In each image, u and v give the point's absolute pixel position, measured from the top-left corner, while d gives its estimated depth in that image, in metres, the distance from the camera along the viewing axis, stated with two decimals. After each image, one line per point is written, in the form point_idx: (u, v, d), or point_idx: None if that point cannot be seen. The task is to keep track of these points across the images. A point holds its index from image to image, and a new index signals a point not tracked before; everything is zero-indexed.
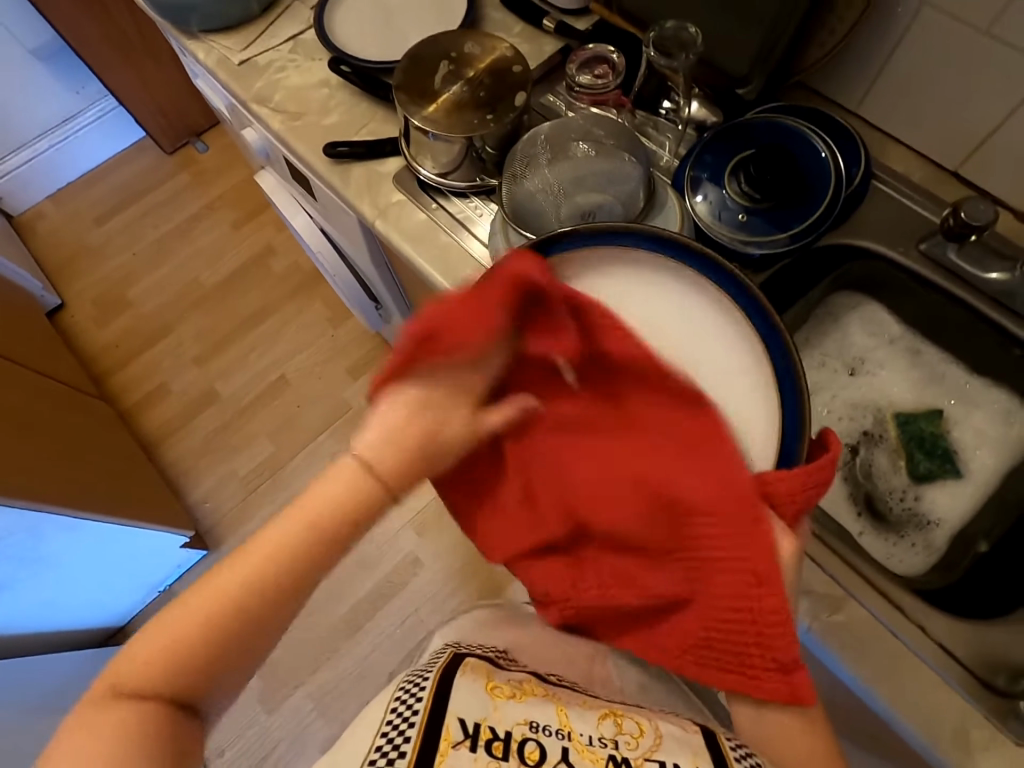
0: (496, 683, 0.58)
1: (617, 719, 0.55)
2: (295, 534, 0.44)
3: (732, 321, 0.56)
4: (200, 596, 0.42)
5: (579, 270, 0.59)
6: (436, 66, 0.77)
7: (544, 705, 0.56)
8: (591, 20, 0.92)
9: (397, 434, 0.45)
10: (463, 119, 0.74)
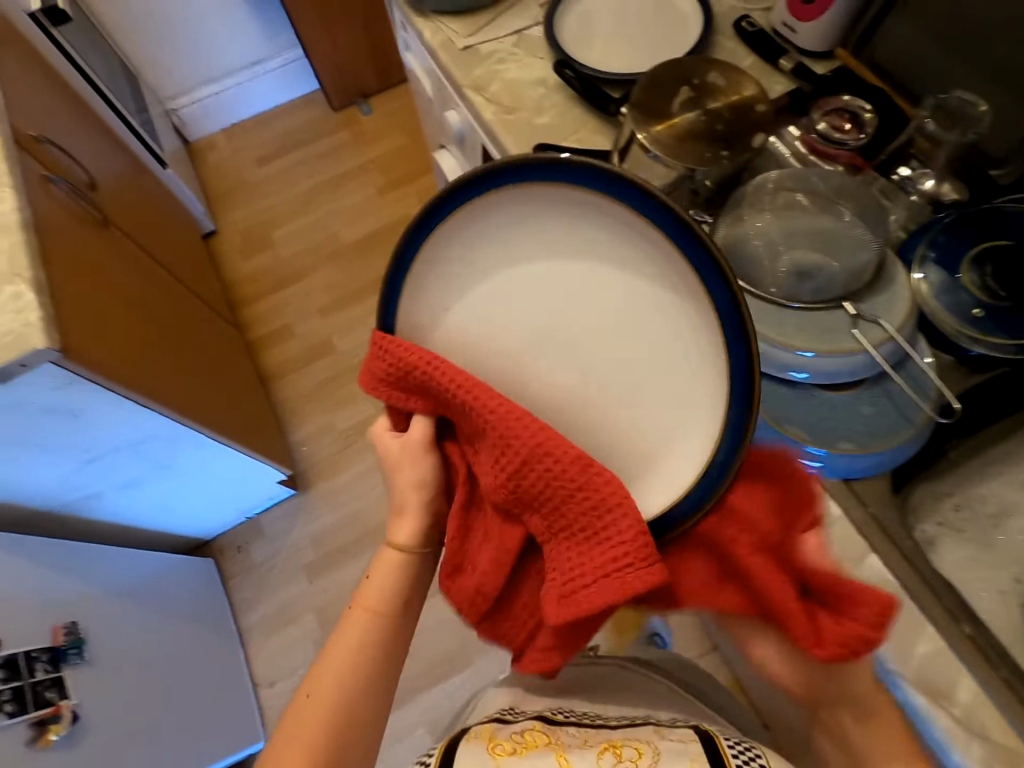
0: (498, 742, 0.60)
1: (616, 750, 0.57)
2: (361, 643, 0.65)
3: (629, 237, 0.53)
4: (288, 735, 0.61)
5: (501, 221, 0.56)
6: (677, 90, 0.75)
7: (545, 755, 0.58)
8: (832, 65, 0.88)
9: (408, 500, 0.67)
10: (692, 148, 0.72)
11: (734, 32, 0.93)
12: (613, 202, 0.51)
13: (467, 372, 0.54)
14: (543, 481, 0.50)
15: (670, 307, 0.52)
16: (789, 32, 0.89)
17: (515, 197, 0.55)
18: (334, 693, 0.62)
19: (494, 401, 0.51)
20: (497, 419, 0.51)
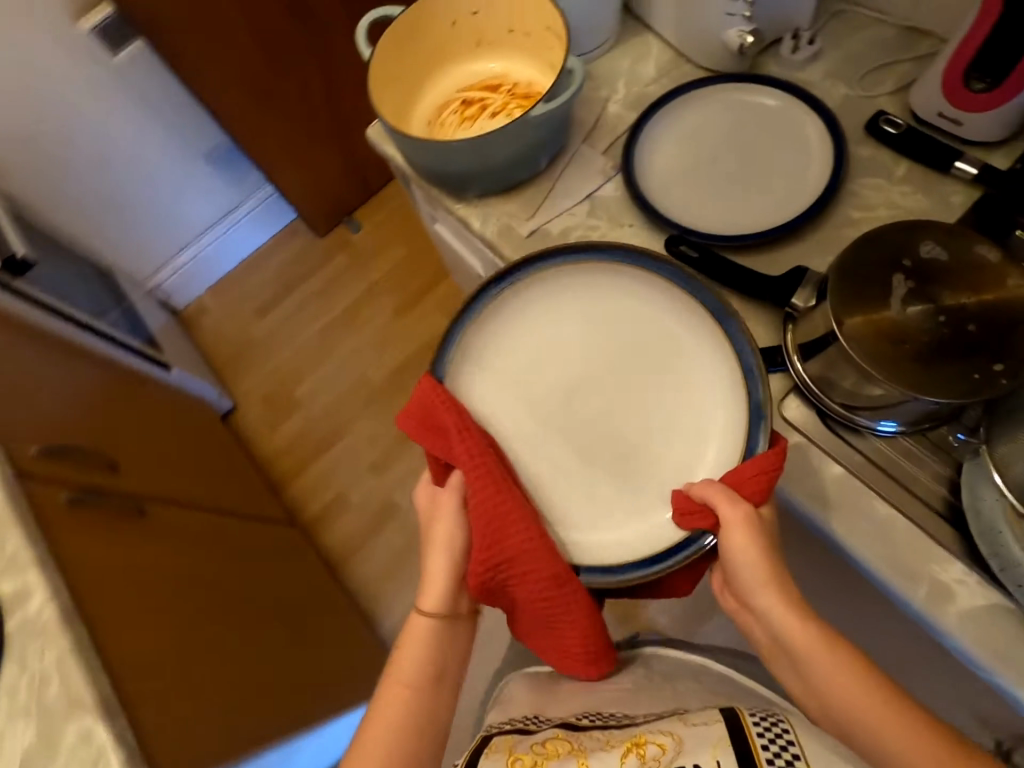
0: (519, 755, 0.68)
1: (640, 748, 0.65)
2: (398, 708, 0.61)
3: (691, 311, 0.62)
4: None
5: (551, 283, 0.65)
6: (889, 284, 0.56)
7: (567, 762, 0.66)
8: (1013, 152, 0.69)
9: (435, 547, 0.63)
10: (945, 371, 0.52)
11: (869, 134, 0.74)
12: (681, 287, 0.62)
13: (495, 481, 0.57)
14: (532, 578, 0.57)
15: (697, 369, 0.62)
16: (951, 124, 0.70)
17: (558, 275, 0.65)
18: (385, 753, 0.59)
19: (500, 493, 0.57)
20: (509, 520, 0.57)
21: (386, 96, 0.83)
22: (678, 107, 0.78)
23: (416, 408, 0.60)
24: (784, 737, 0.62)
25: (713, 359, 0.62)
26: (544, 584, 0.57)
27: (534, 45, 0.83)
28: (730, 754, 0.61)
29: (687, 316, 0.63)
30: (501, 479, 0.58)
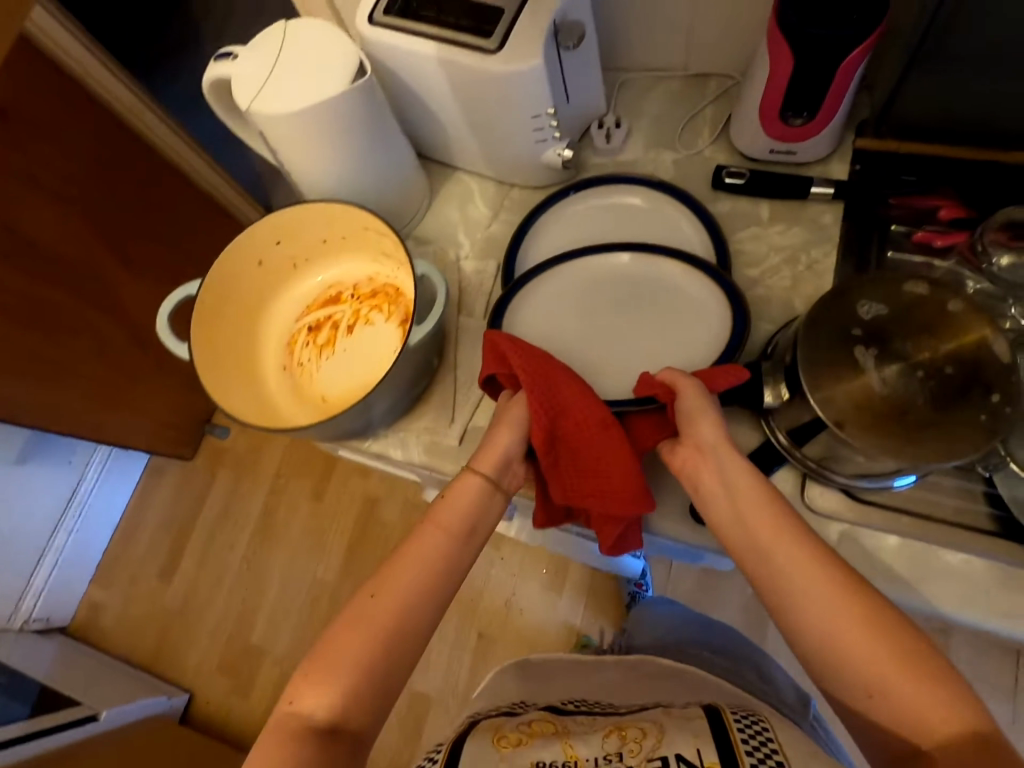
0: (505, 733, 0.61)
1: (622, 731, 0.60)
2: (412, 581, 0.58)
3: (703, 290, 0.67)
4: (340, 639, 0.55)
5: (586, 269, 0.69)
6: (855, 361, 0.53)
7: (551, 742, 0.60)
8: (847, 155, 0.71)
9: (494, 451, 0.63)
10: (955, 425, 0.50)
11: (719, 190, 0.73)
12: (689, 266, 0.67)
13: (539, 359, 0.62)
14: (580, 430, 0.62)
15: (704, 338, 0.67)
16: (786, 154, 0.71)
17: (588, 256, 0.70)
18: (405, 597, 0.57)
19: (549, 368, 0.62)
20: (557, 384, 0.62)
21: (226, 372, 0.71)
22: (531, 246, 0.74)
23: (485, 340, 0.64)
24: (765, 738, 0.56)
25: (717, 333, 0.67)
26: (591, 431, 0.61)
27: (357, 247, 0.75)
28: (712, 747, 0.55)
29: (700, 287, 0.67)
30: (546, 359, 0.63)
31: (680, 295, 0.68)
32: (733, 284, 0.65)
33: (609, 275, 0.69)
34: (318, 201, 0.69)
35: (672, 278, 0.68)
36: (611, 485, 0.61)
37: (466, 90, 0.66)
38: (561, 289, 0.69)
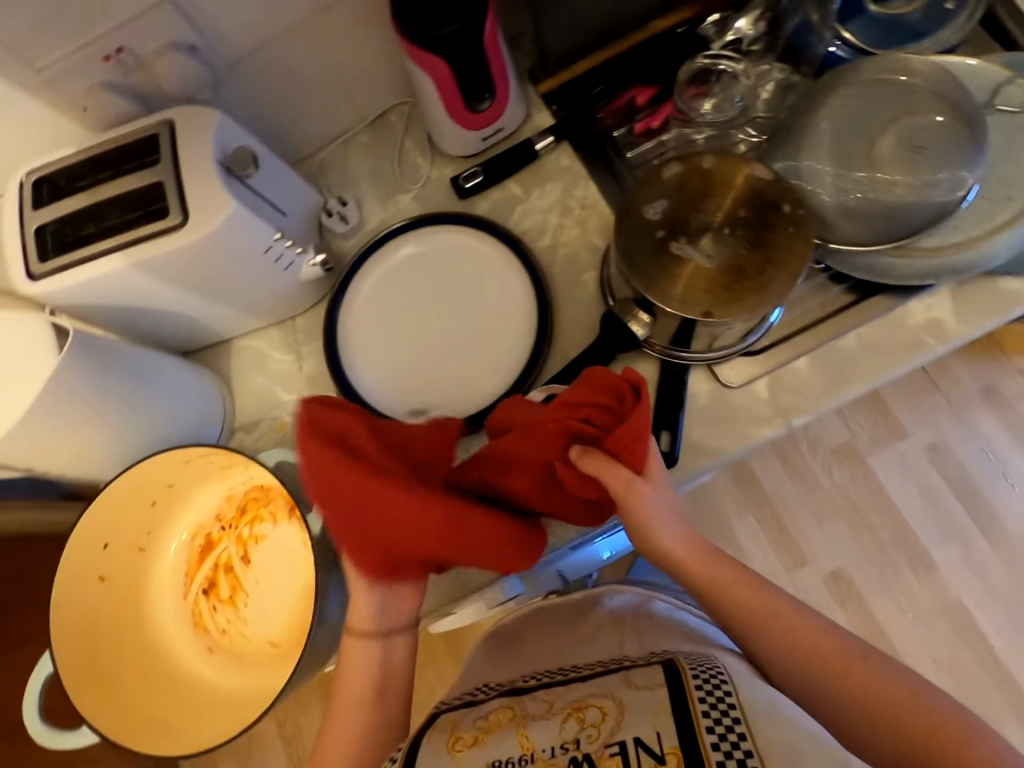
0: (459, 731, 0.49)
1: (580, 710, 0.48)
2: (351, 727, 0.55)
3: (482, 243, 0.68)
4: None
5: (377, 267, 0.69)
6: (676, 256, 0.56)
7: (511, 733, 0.48)
8: (541, 102, 0.75)
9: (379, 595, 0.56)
10: (780, 252, 0.54)
11: (470, 197, 0.74)
12: (463, 225, 0.69)
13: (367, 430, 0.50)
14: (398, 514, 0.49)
15: (510, 283, 0.68)
16: (496, 134, 0.73)
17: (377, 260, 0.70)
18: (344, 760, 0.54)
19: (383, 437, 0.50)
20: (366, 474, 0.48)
21: (152, 707, 0.59)
22: (353, 356, 0.68)
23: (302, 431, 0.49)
24: (727, 701, 0.47)
25: (515, 270, 0.68)
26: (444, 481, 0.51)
27: (193, 485, 0.64)
28: (673, 722, 0.45)
29: (482, 242, 0.69)
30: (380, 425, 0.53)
31: (470, 253, 0.69)
32: (504, 226, 0.67)
33: (396, 272, 0.69)
34: (111, 482, 0.57)
35: (454, 247, 0.69)
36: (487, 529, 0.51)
37: (184, 273, 0.59)
38: (370, 298, 0.69)
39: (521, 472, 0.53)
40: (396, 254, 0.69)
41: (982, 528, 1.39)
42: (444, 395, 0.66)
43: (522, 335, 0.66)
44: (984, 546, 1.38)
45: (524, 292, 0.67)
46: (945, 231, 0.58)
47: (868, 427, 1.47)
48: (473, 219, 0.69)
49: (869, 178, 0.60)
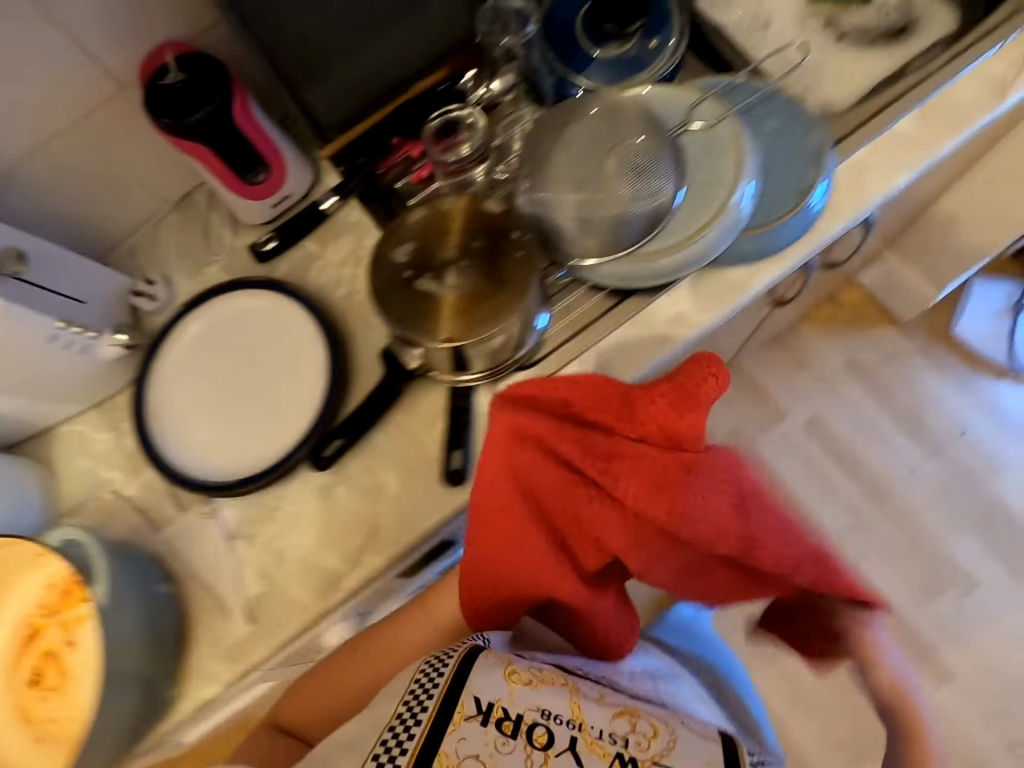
0: (518, 666, 0.58)
1: (631, 716, 0.57)
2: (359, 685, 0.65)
3: (271, 300, 0.73)
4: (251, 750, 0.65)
5: (179, 342, 0.73)
6: (425, 290, 0.61)
7: (558, 691, 0.57)
8: (327, 165, 0.81)
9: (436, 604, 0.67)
10: (511, 273, 0.60)
11: (270, 260, 0.78)
12: (253, 287, 0.73)
13: (601, 431, 0.55)
14: (610, 485, 0.54)
15: (302, 333, 0.72)
16: (284, 201, 0.78)
17: (177, 336, 0.73)
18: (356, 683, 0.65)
19: (648, 463, 0.53)
20: (559, 442, 0.55)
21: None
22: (165, 422, 0.71)
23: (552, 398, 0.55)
24: None
25: (304, 320, 0.72)
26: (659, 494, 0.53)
27: (8, 580, 0.65)
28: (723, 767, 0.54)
29: (272, 300, 0.73)
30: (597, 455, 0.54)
31: (263, 311, 0.73)
32: (286, 282, 0.72)
33: (198, 343, 0.72)
34: None
35: (247, 309, 0.73)
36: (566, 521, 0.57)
37: None
38: (176, 372, 0.72)
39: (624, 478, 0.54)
40: (196, 327, 0.73)
41: (865, 490, 1.48)
42: (254, 449, 0.69)
43: (317, 380, 0.70)
44: (869, 507, 1.47)
45: (312, 339, 0.71)
46: (661, 238, 0.65)
47: (750, 413, 1.56)
48: (260, 282, 0.73)
49: (598, 195, 0.66)
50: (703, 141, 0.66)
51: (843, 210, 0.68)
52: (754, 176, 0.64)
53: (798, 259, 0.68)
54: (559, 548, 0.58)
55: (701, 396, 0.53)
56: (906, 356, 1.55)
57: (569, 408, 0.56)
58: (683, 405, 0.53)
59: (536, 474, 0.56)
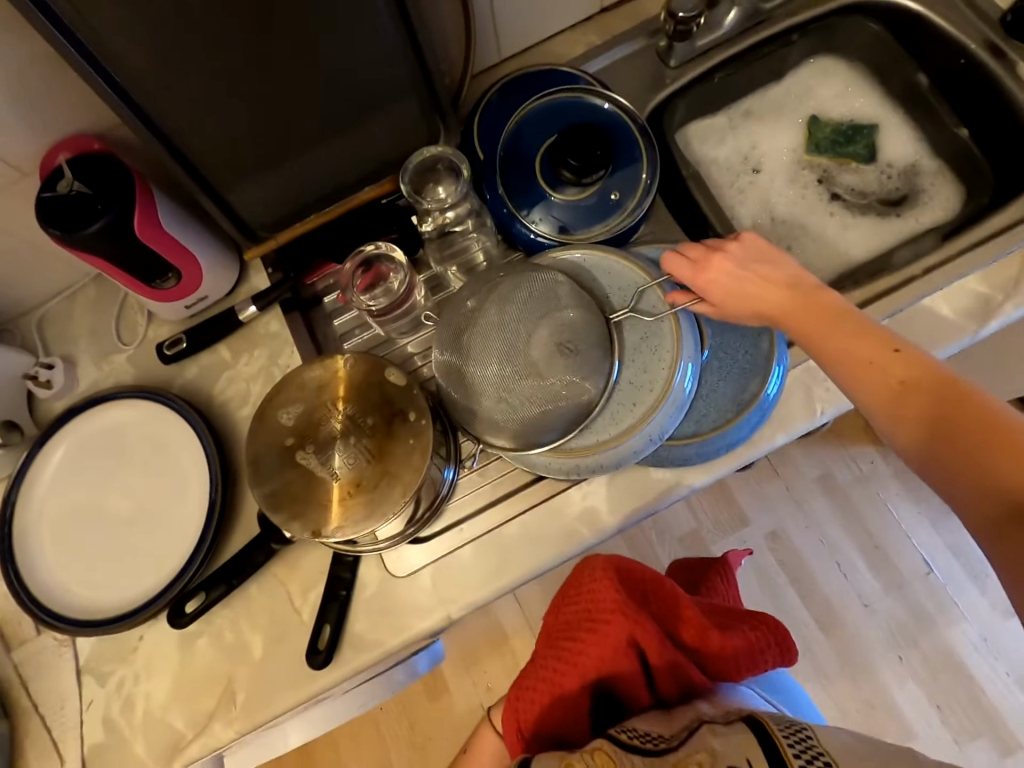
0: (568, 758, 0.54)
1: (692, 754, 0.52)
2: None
3: (164, 414, 0.68)
4: None
5: (60, 449, 0.68)
6: (304, 466, 0.55)
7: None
8: (258, 265, 0.76)
9: None
10: (400, 459, 0.55)
11: (176, 362, 0.72)
12: (145, 396, 0.68)
13: (661, 646, 0.61)
14: (667, 675, 0.61)
15: (189, 457, 0.67)
16: (202, 302, 0.73)
17: (60, 442, 0.68)
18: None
19: (682, 667, 0.62)
20: (633, 631, 0.61)
21: None
22: (31, 537, 0.66)
23: (613, 597, 0.63)
24: (813, 747, 0.51)
25: (193, 442, 0.67)
26: (685, 676, 0.62)
27: None
28: (762, 753, 0.51)
29: (164, 415, 0.68)
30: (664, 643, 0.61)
31: (154, 425, 0.68)
32: (178, 400, 0.67)
33: (82, 452, 0.68)
34: None
35: (138, 421, 0.68)
36: (632, 680, 0.62)
37: None
38: (53, 483, 0.67)
39: (694, 684, 0.63)
40: (82, 434, 0.68)
41: (817, 616, 1.42)
42: (119, 584, 0.64)
43: (197, 513, 0.65)
44: (817, 634, 1.41)
45: (199, 465, 0.66)
46: (580, 436, 0.59)
47: (712, 514, 1.50)
48: (152, 392, 0.68)
49: (524, 370, 0.61)
50: (643, 331, 0.61)
51: (788, 420, 0.61)
52: (692, 379, 0.59)
53: (733, 467, 0.61)
54: (598, 695, 0.63)
55: (752, 646, 0.65)
56: (881, 481, 1.49)
57: (631, 610, 0.62)
58: (744, 655, 0.64)
59: (596, 642, 0.62)
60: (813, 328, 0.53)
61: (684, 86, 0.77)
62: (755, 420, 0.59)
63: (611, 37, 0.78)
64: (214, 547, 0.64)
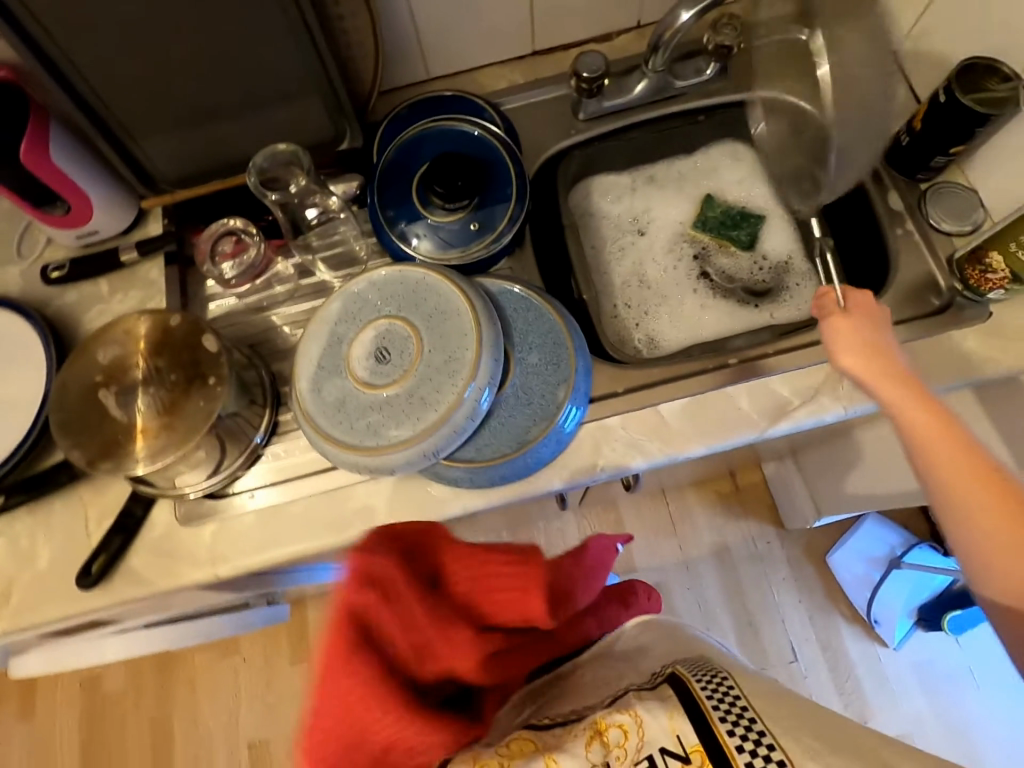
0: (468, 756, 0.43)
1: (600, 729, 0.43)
2: None
3: (27, 328, 0.74)
4: None
5: None
6: (102, 402, 0.60)
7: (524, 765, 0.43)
8: (157, 214, 0.81)
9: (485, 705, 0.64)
10: (187, 415, 0.59)
11: (58, 285, 0.78)
12: (16, 309, 0.74)
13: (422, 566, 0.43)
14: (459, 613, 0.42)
15: (35, 372, 0.72)
16: (94, 235, 0.78)
17: None
18: None
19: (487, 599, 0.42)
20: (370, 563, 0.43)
21: None
22: None
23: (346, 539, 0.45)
24: (741, 703, 0.43)
25: (43, 359, 0.72)
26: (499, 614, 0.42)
27: None
28: (690, 722, 0.42)
29: (27, 329, 0.74)
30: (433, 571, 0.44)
31: (15, 336, 0.74)
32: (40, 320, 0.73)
33: None
34: None
35: (3, 329, 0.74)
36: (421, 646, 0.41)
37: None
38: None
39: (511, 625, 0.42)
40: None
41: None
42: None
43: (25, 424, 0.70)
44: None
45: (41, 381, 0.72)
46: (375, 440, 0.62)
47: None
48: (22, 306, 0.74)
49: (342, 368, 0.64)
50: (448, 353, 0.62)
51: (570, 470, 0.65)
52: (478, 410, 0.60)
53: (514, 497, 0.65)
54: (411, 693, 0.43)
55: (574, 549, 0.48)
56: (773, 562, 1.50)
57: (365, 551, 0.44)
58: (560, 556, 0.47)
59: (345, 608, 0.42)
60: (884, 386, 0.57)
61: (586, 140, 0.80)
62: (549, 451, 0.64)
63: (534, 78, 0.82)
64: (31, 458, 0.69)
